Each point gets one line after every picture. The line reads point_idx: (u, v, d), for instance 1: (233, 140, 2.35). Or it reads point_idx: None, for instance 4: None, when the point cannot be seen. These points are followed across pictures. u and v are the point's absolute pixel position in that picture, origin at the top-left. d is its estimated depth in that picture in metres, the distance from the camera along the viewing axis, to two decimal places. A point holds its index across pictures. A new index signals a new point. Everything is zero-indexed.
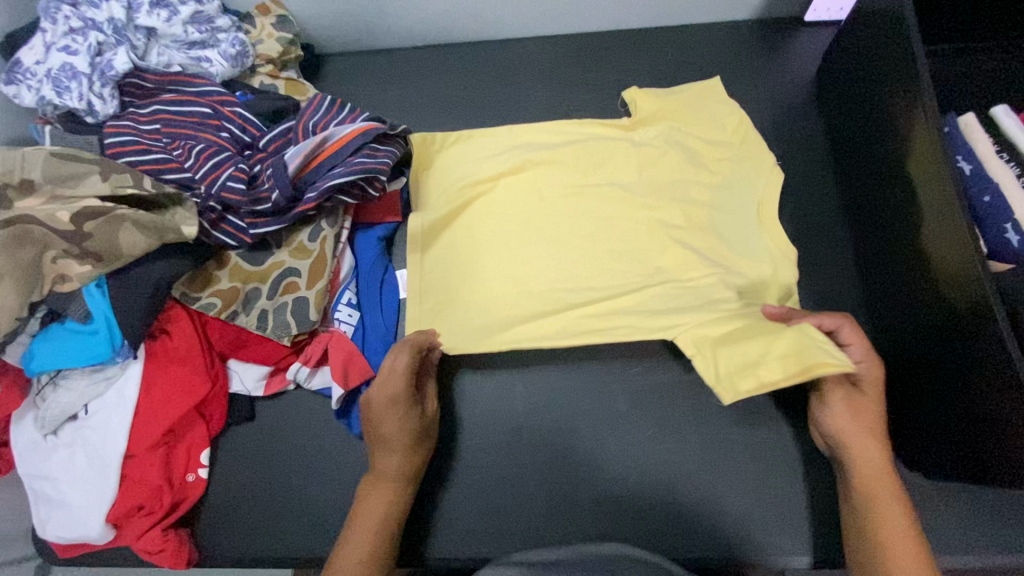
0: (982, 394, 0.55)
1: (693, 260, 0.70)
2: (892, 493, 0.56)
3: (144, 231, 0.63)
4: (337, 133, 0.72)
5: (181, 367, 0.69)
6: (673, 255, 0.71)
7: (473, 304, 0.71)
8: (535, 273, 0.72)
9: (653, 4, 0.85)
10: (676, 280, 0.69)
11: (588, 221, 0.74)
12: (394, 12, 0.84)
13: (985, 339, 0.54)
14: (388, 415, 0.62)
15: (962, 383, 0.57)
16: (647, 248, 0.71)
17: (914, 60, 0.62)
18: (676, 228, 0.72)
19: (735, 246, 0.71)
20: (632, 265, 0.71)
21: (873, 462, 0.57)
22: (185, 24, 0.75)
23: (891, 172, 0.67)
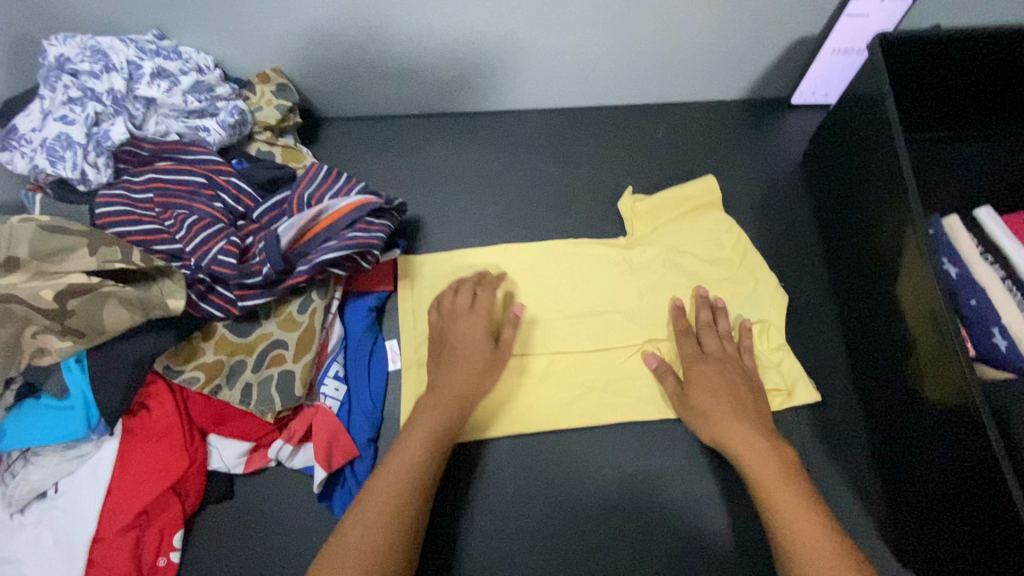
0: (974, 501, 0.55)
1: None
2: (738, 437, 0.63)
3: (130, 308, 0.62)
4: (331, 208, 0.72)
5: (159, 444, 0.67)
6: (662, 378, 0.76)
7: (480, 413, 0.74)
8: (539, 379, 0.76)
9: (647, 84, 0.87)
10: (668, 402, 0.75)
11: (585, 333, 0.77)
12: (395, 85, 0.86)
13: (976, 446, 0.54)
14: (464, 333, 0.71)
15: (957, 488, 0.57)
16: (643, 376, 0.76)
17: (897, 157, 0.64)
18: (656, 326, 0.77)
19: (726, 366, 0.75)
20: (631, 383, 0.76)
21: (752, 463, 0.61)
22: (185, 94, 0.75)
23: (880, 262, 0.68)
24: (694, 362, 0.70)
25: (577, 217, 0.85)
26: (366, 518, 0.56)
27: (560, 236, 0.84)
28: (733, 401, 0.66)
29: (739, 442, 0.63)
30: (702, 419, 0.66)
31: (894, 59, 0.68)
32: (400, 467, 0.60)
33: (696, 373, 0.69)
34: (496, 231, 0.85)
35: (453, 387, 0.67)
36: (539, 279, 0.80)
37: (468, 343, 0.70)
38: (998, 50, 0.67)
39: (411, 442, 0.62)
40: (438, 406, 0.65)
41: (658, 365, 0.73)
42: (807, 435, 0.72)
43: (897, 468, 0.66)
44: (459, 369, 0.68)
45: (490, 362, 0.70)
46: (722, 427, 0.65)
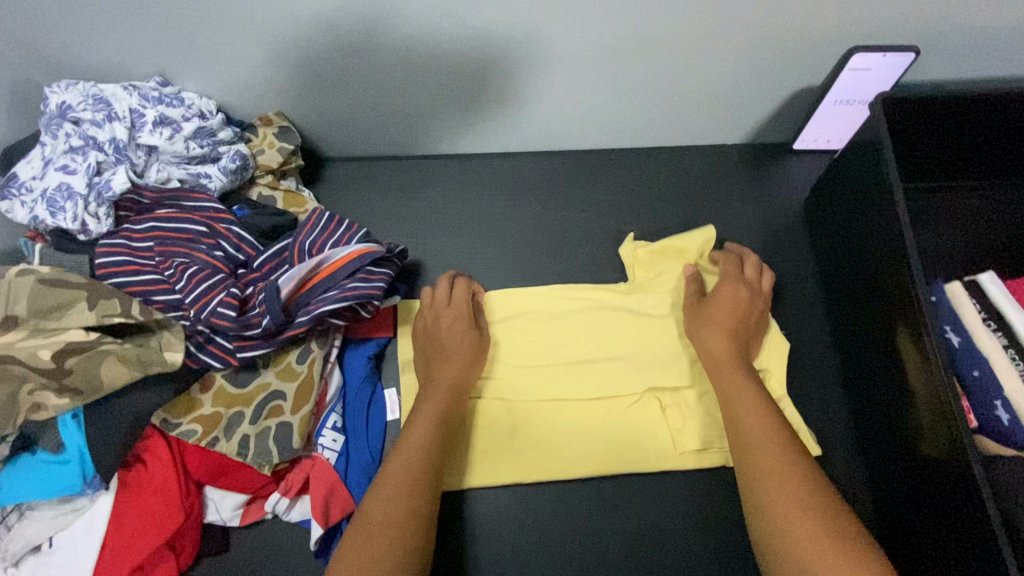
0: (971, 565, 0.55)
1: (682, 440, 0.74)
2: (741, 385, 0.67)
3: (127, 364, 0.62)
4: (332, 257, 0.72)
5: (154, 498, 0.66)
6: (661, 430, 0.75)
7: (479, 465, 0.74)
8: (537, 430, 0.75)
9: (649, 127, 0.87)
10: (667, 455, 0.74)
11: (585, 382, 0.76)
12: (397, 127, 0.86)
13: (973, 511, 0.54)
14: (451, 329, 0.75)
15: (955, 550, 0.57)
16: (643, 428, 0.75)
17: (897, 217, 0.64)
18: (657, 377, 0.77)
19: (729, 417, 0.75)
20: (631, 435, 0.75)
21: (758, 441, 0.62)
22: (187, 140, 0.74)
23: (880, 317, 0.68)
24: (727, 280, 0.76)
25: (577, 262, 0.85)
26: (374, 525, 0.58)
27: (560, 282, 0.84)
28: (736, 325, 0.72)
29: (726, 369, 0.69)
30: (705, 334, 0.72)
31: (895, 117, 0.68)
32: (401, 472, 0.62)
33: (719, 292, 0.75)
34: (497, 275, 0.85)
35: (439, 393, 0.70)
36: (540, 324, 0.80)
37: (455, 347, 0.73)
38: (999, 112, 0.68)
39: (408, 447, 0.65)
40: (430, 411, 0.68)
41: (692, 275, 0.79)
42: None
43: (899, 525, 0.65)
44: (445, 374, 0.72)
45: (473, 365, 0.74)
46: (720, 353, 0.70)
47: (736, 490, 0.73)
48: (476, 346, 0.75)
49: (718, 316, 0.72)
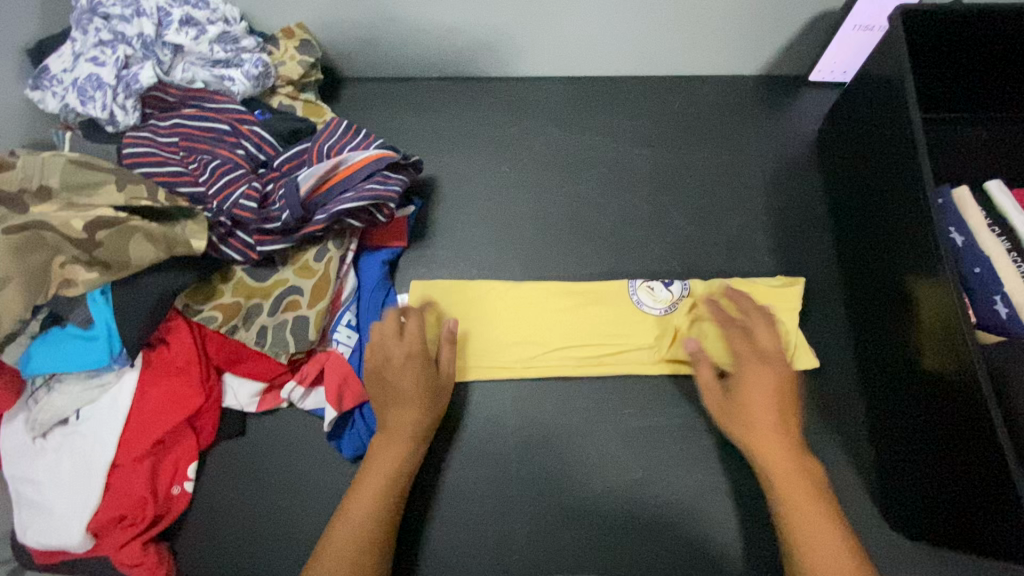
0: (977, 489, 0.56)
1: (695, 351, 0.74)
2: (793, 484, 0.58)
3: (154, 243, 0.64)
4: (350, 159, 0.73)
5: (176, 379, 0.69)
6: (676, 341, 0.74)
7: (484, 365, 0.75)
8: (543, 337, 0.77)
9: (666, 53, 0.86)
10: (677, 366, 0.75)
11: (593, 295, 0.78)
12: (414, 45, 0.86)
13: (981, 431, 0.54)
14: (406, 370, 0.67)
15: (959, 472, 0.57)
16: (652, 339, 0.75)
17: (911, 130, 0.62)
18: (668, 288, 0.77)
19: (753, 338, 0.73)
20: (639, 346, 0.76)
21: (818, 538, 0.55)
22: (212, 43, 0.76)
23: (886, 237, 0.67)
24: (754, 365, 0.63)
25: (589, 182, 0.86)
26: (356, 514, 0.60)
27: (573, 202, 0.85)
28: (780, 407, 0.62)
29: (783, 464, 0.59)
30: (749, 424, 0.62)
31: (912, 33, 0.67)
32: (338, 549, 0.57)
33: (745, 379, 0.63)
34: (508, 194, 0.86)
35: (390, 446, 0.64)
36: (550, 241, 0.83)
37: (408, 389, 0.66)
38: None
39: (351, 515, 0.60)
40: (378, 469, 0.63)
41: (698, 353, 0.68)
42: (807, 403, 0.71)
43: (897, 436, 0.66)
44: (393, 424, 0.65)
45: (425, 412, 0.66)
46: (765, 450, 0.60)
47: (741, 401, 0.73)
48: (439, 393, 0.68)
49: (754, 410, 0.62)
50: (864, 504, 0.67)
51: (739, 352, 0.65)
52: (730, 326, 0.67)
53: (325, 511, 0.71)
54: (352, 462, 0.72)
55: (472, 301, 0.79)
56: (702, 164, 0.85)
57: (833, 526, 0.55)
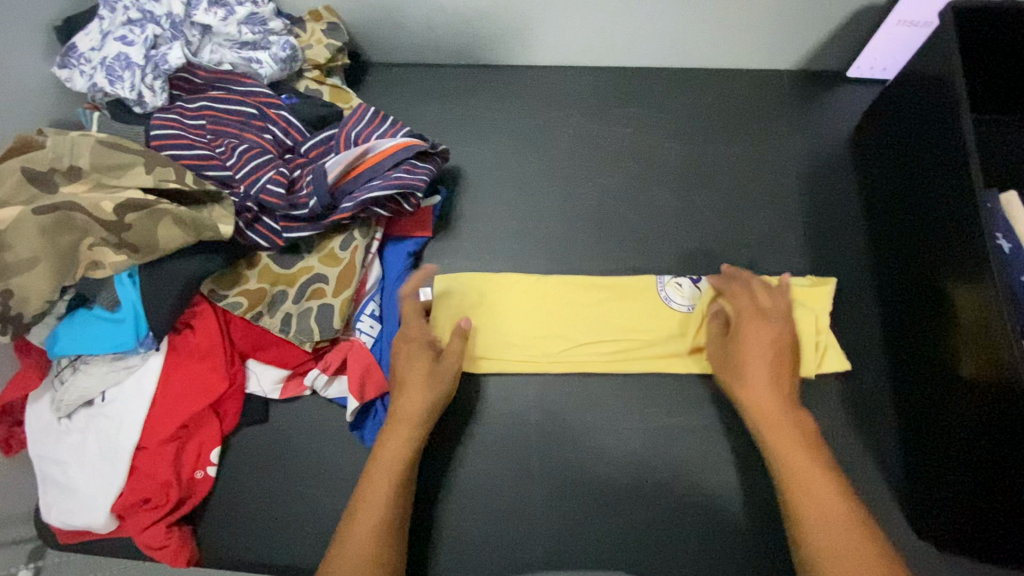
0: (1010, 493, 0.55)
1: None
2: (785, 430, 0.60)
3: (183, 227, 0.63)
4: (378, 147, 0.72)
5: (201, 363, 0.69)
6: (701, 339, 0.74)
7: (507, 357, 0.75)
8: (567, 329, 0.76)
9: (699, 44, 0.84)
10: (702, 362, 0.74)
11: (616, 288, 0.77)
12: (442, 31, 0.85)
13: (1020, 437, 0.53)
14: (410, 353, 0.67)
15: (998, 486, 0.56)
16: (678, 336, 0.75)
17: (962, 128, 0.60)
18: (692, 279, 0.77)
19: None
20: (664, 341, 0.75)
21: (814, 485, 0.55)
22: (240, 25, 0.74)
23: (926, 238, 0.66)
24: (746, 313, 0.67)
25: (617, 176, 0.84)
26: (374, 508, 0.58)
27: (600, 196, 0.83)
28: (773, 365, 0.63)
29: (771, 414, 0.61)
30: (740, 378, 0.64)
31: (963, 31, 0.65)
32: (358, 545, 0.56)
33: (743, 325, 0.66)
34: (534, 186, 0.84)
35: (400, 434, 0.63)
36: (576, 235, 0.81)
37: (411, 373, 0.66)
38: None
39: (371, 506, 0.59)
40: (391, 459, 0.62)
41: (716, 324, 0.71)
42: (835, 405, 0.70)
43: (928, 440, 0.65)
44: (400, 412, 0.64)
45: (431, 395, 0.65)
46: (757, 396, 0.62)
47: None
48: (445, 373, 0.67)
49: (748, 354, 0.64)
50: (891, 511, 0.66)
51: (739, 314, 0.68)
52: (737, 291, 0.70)
53: (346, 500, 0.71)
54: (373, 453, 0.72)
55: (495, 292, 0.78)
56: (734, 160, 0.84)
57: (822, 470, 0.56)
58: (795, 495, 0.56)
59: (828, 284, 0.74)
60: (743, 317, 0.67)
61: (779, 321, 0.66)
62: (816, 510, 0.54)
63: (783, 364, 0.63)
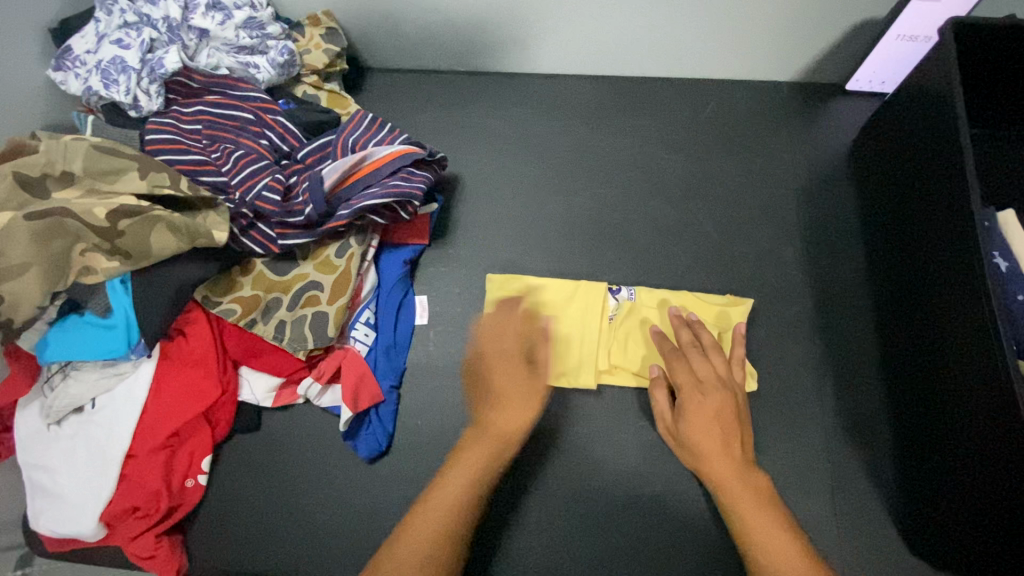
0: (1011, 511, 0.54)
1: None
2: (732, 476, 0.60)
3: (176, 233, 0.63)
4: (375, 154, 0.72)
5: (193, 371, 0.69)
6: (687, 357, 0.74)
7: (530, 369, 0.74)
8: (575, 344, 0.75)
9: (700, 54, 0.84)
10: None
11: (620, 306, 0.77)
12: (442, 37, 0.84)
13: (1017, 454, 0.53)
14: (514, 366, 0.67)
15: (1002, 515, 0.56)
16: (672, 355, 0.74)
17: (960, 143, 0.60)
18: (678, 311, 0.72)
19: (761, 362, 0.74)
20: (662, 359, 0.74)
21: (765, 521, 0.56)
22: (238, 28, 0.74)
23: (922, 252, 0.66)
24: (705, 389, 0.65)
25: (615, 186, 0.84)
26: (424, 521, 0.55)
27: (598, 205, 0.83)
28: (723, 430, 0.62)
29: (726, 468, 0.60)
30: (697, 454, 0.62)
31: (963, 45, 0.65)
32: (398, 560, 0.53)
33: (693, 398, 0.64)
34: (533, 194, 0.84)
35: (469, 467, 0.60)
36: (574, 245, 0.81)
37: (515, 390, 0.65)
38: None
39: (424, 512, 0.56)
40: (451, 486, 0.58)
41: (658, 378, 0.69)
42: (830, 420, 0.70)
43: (924, 457, 0.64)
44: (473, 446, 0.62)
45: (529, 417, 0.64)
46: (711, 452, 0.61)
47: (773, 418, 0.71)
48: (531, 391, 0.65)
49: (703, 422, 0.63)
50: (886, 528, 0.66)
51: (683, 381, 0.66)
52: (674, 357, 0.68)
53: (339, 510, 0.70)
54: (367, 461, 0.72)
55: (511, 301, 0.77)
56: (734, 172, 0.83)
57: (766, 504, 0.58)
58: (755, 540, 0.56)
59: (743, 304, 0.75)
60: (694, 390, 0.65)
61: (731, 386, 0.66)
62: (773, 548, 0.54)
63: (733, 425, 0.63)
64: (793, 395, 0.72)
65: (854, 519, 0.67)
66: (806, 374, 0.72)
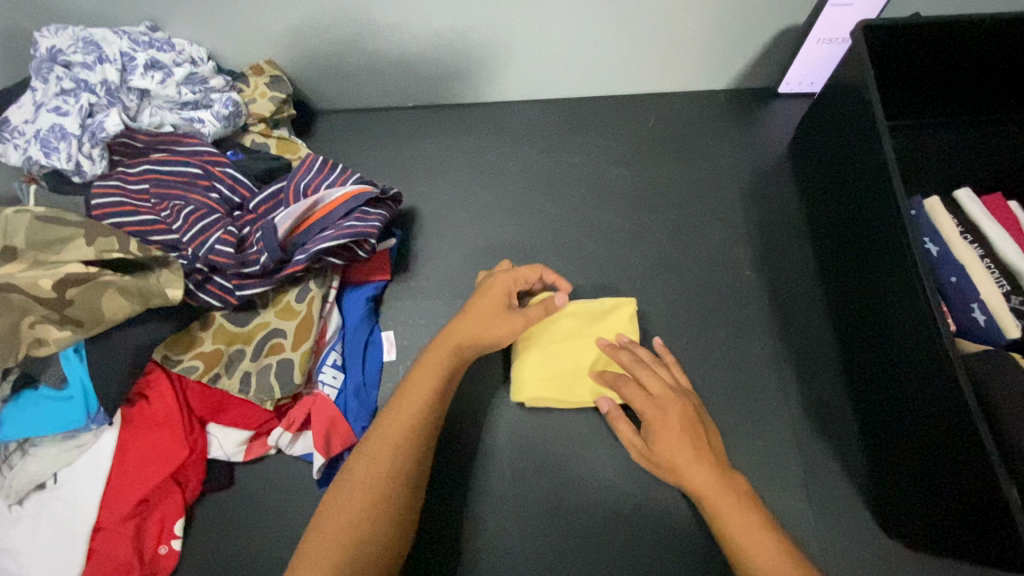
0: (963, 492, 0.55)
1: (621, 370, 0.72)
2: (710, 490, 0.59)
3: (128, 297, 0.62)
4: (328, 198, 0.72)
5: (159, 433, 0.67)
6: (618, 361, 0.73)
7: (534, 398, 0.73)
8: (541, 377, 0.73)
9: (639, 71, 0.87)
10: None
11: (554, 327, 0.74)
12: (389, 76, 0.86)
13: (962, 432, 0.54)
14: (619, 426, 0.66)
15: (964, 487, 0.55)
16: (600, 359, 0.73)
17: (878, 136, 0.64)
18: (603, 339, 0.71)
19: (729, 363, 0.75)
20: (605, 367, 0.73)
21: (735, 517, 0.58)
22: (179, 85, 0.75)
23: (861, 240, 0.69)
24: (664, 405, 0.63)
25: (571, 206, 0.85)
26: (386, 445, 0.58)
27: (553, 225, 0.84)
28: (692, 444, 0.61)
29: (714, 487, 0.59)
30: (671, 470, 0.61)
31: (873, 44, 0.69)
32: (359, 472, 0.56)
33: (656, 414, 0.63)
34: (491, 221, 0.85)
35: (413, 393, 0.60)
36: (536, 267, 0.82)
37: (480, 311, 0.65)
38: (989, 37, 0.67)
39: (385, 429, 0.59)
40: (405, 398, 0.60)
41: (613, 411, 0.68)
42: (796, 413, 0.72)
43: (882, 441, 0.66)
44: (432, 356, 0.63)
45: (494, 335, 0.64)
46: (700, 477, 0.60)
47: (744, 418, 0.72)
48: (501, 317, 0.64)
49: (674, 444, 0.61)
50: (861, 515, 0.67)
51: (641, 405, 0.64)
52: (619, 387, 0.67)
53: None
54: None
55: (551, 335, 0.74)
56: (678, 180, 0.86)
57: (763, 526, 0.58)
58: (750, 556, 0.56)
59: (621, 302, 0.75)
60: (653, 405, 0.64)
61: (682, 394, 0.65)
62: (757, 555, 0.56)
63: (696, 436, 0.62)
64: (758, 394, 0.73)
65: (829, 509, 0.68)
66: (769, 370, 0.74)
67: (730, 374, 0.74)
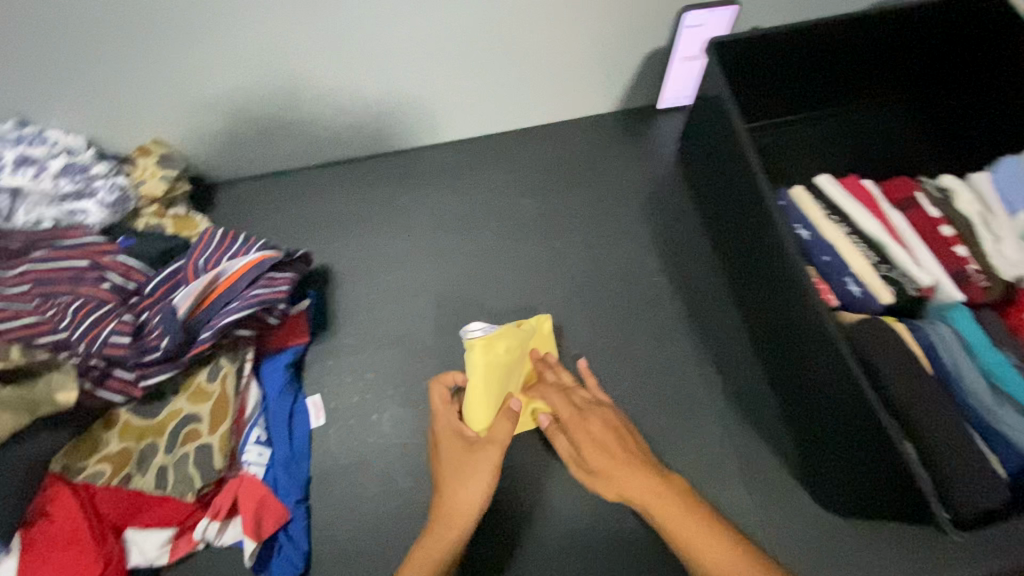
0: (867, 455, 0.59)
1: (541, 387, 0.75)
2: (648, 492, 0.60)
3: (11, 409, 0.59)
4: (229, 269, 0.70)
5: (67, 552, 0.61)
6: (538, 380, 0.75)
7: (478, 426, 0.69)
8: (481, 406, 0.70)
9: (531, 106, 0.91)
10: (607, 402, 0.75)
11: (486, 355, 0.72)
12: (287, 140, 0.86)
13: (855, 398, 0.58)
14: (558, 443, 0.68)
15: (866, 450, 0.59)
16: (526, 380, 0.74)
17: (739, 139, 0.70)
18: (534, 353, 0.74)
19: (653, 370, 0.77)
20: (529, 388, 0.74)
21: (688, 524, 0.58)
22: (56, 178, 0.72)
23: (747, 233, 0.74)
24: (589, 414, 0.67)
25: (485, 241, 0.87)
26: None
27: (470, 262, 0.86)
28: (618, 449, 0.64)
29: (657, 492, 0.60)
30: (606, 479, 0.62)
31: (721, 58, 0.76)
32: None
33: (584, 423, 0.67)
34: (408, 268, 0.85)
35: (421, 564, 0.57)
36: (457, 307, 0.83)
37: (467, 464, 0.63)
38: (817, 41, 0.76)
39: None
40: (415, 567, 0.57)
41: (551, 426, 0.69)
42: (722, 405, 0.75)
43: (801, 416, 0.69)
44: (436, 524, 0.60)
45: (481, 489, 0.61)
46: (639, 483, 0.61)
47: (674, 419, 0.74)
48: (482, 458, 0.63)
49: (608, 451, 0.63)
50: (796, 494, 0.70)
51: (568, 416, 0.68)
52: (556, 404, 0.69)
53: None
54: None
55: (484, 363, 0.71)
56: (584, 202, 0.90)
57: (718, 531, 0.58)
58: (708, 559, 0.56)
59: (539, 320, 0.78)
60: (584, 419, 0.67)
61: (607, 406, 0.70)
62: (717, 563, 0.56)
63: (626, 443, 0.65)
64: (683, 394, 0.76)
65: (767, 492, 0.70)
66: (691, 370, 0.77)
67: (656, 379, 0.76)
